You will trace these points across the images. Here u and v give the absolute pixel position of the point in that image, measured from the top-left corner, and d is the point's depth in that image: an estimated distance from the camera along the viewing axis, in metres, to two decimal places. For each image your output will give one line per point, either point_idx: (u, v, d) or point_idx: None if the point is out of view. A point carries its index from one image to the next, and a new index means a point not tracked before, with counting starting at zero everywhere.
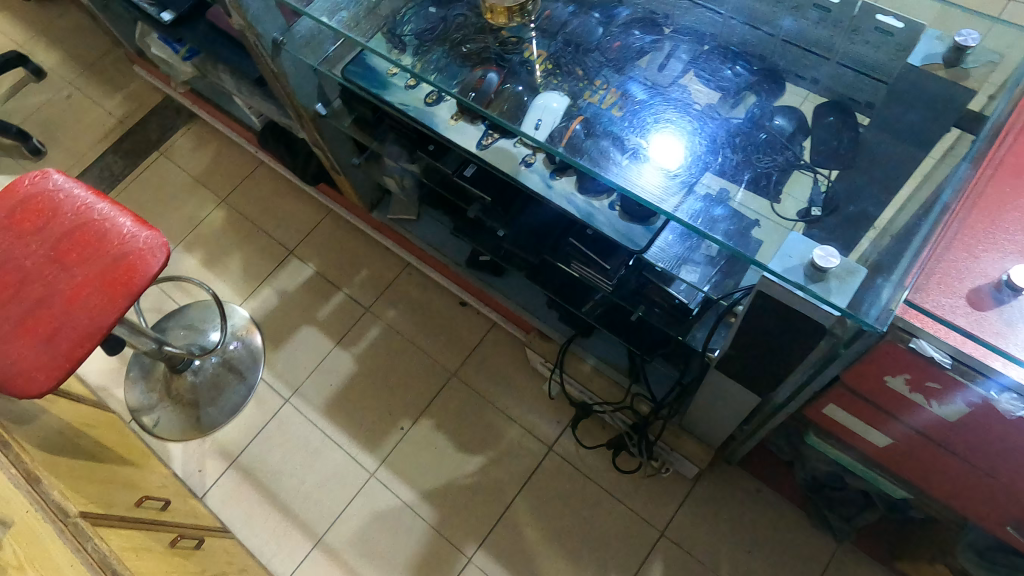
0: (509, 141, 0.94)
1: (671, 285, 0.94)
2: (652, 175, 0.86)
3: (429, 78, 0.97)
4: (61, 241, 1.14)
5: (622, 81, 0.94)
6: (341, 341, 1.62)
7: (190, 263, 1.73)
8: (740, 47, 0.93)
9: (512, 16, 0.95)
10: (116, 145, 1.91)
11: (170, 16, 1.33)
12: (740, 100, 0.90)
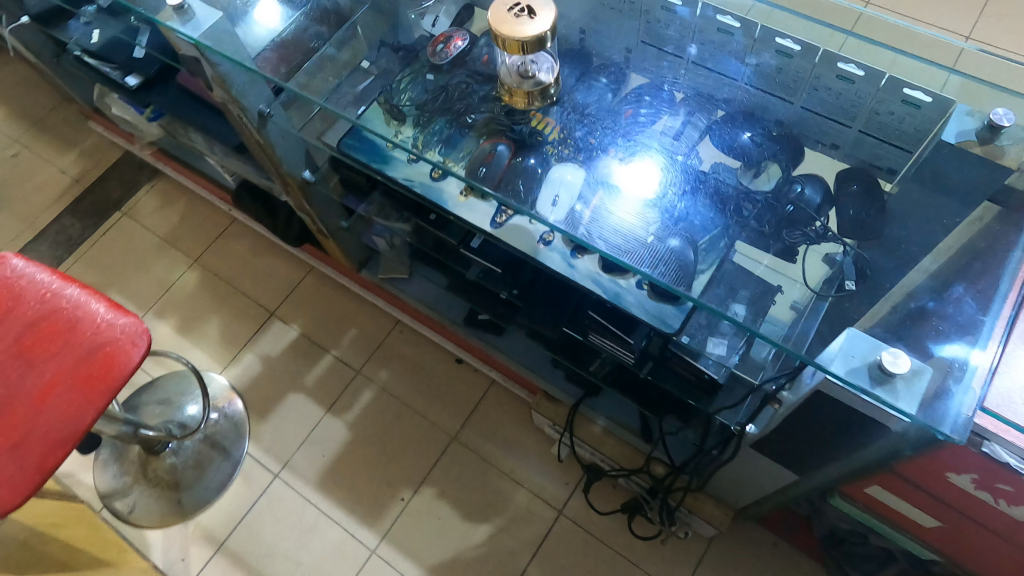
0: (524, 218, 0.88)
1: (700, 361, 0.86)
2: (630, 208, 0.86)
3: (433, 153, 0.92)
4: (25, 334, 1.03)
5: (636, 151, 0.89)
6: (332, 407, 1.53)
7: (162, 330, 1.62)
8: (759, 113, 0.90)
9: (532, 99, 0.90)
10: (73, 205, 1.80)
11: (136, 80, 1.27)
12: (763, 171, 0.86)
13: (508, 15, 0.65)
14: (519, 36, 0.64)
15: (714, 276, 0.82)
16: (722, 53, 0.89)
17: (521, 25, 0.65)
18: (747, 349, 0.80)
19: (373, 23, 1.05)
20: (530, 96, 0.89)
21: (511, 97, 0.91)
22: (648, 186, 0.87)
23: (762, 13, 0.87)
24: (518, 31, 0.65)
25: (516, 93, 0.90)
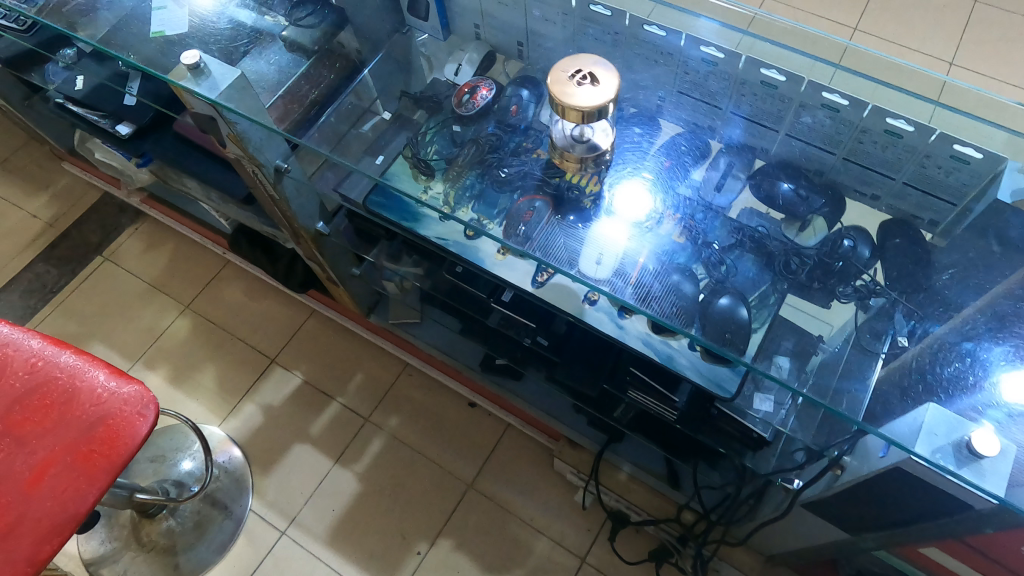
0: (569, 276, 0.84)
1: (749, 418, 0.84)
2: (622, 232, 0.85)
3: (466, 210, 0.88)
4: (13, 410, 0.95)
5: (677, 204, 0.86)
6: (341, 458, 1.46)
7: (152, 381, 1.56)
8: (803, 164, 0.87)
9: (584, 164, 0.84)
10: (48, 252, 1.76)
11: (128, 129, 1.20)
12: (809, 224, 0.85)
13: (566, 79, 0.62)
14: (569, 103, 0.61)
15: (767, 335, 0.79)
16: (762, 106, 0.83)
17: (575, 91, 0.62)
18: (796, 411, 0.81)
19: (386, 72, 1.06)
20: (582, 163, 0.84)
21: (562, 161, 0.85)
22: (641, 209, 0.86)
23: (810, 67, 0.79)
24: (570, 97, 0.61)
25: (568, 159, 0.84)
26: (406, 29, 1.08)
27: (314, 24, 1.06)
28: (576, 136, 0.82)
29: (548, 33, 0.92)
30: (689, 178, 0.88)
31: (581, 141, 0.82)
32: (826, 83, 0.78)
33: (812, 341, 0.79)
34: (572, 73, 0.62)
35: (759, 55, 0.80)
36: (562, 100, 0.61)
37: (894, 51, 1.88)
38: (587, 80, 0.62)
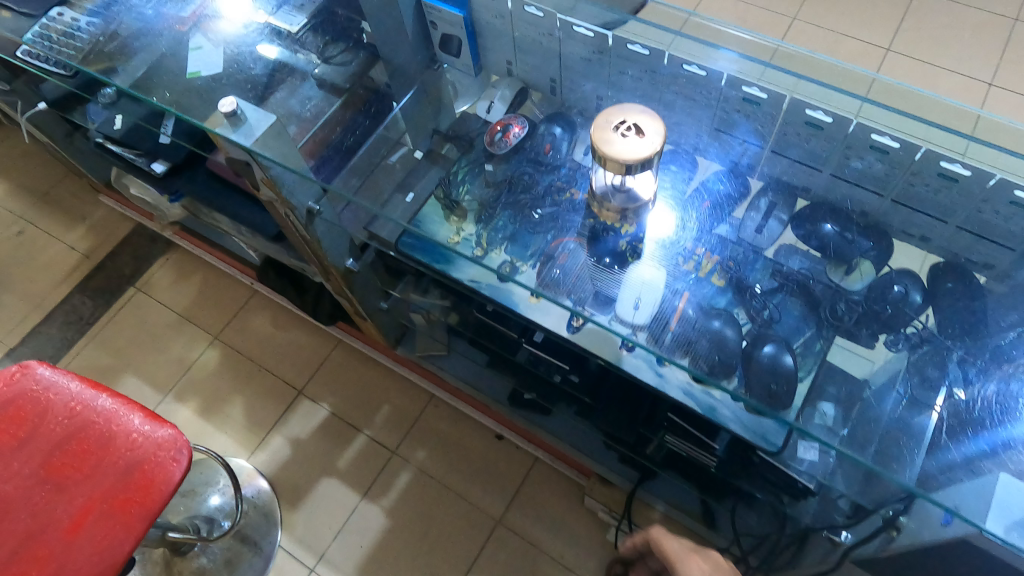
0: (604, 319, 0.81)
1: (794, 469, 0.80)
2: (645, 252, 0.83)
3: (501, 251, 0.86)
4: (53, 455, 0.96)
5: (716, 244, 0.84)
6: (368, 493, 1.44)
7: (184, 414, 1.57)
8: (844, 204, 0.84)
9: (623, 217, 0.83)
10: (84, 283, 1.80)
11: (162, 166, 1.22)
12: (855, 267, 0.81)
13: (610, 128, 0.60)
14: (606, 149, 0.58)
15: (811, 388, 0.77)
16: (805, 146, 0.81)
17: (617, 141, 0.59)
18: (839, 468, 0.76)
19: (419, 106, 1.05)
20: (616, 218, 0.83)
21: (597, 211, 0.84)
22: (664, 230, 0.84)
23: (856, 105, 0.76)
24: (608, 143, 0.59)
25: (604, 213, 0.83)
26: (437, 65, 1.07)
27: (347, 61, 1.08)
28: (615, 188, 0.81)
29: (582, 68, 0.90)
30: (714, 211, 0.86)
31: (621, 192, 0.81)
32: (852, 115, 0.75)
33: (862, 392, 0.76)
34: (615, 122, 0.60)
35: (804, 95, 0.77)
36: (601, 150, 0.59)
37: (929, 71, 1.84)
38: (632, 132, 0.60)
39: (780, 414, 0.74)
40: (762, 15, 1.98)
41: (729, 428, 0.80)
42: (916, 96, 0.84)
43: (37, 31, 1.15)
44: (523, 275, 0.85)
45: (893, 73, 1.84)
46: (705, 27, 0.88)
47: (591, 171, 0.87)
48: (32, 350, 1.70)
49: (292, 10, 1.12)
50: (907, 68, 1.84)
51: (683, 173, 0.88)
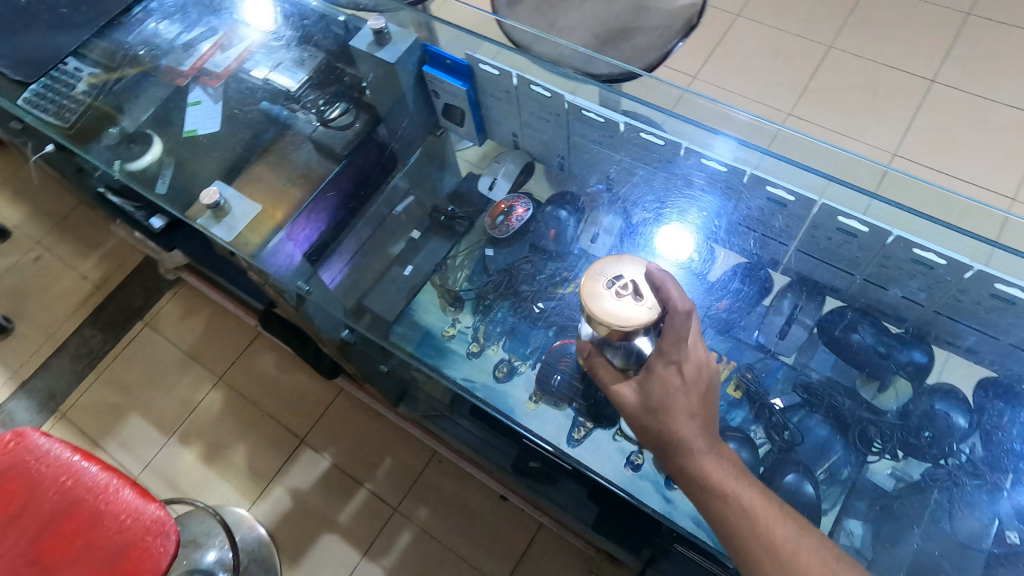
0: (607, 432, 0.75)
1: None
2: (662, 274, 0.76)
3: (499, 347, 0.82)
4: (43, 534, 0.93)
5: (736, 348, 0.77)
6: (369, 551, 1.40)
7: (186, 458, 1.55)
8: (879, 309, 0.76)
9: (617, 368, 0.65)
10: (95, 315, 1.78)
11: (160, 223, 1.17)
12: (889, 384, 0.73)
13: (609, 280, 0.63)
14: (593, 306, 0.61)
15: (837, 515, 0.69)
16: (838, 251, 0.73)
17: (610, 297, 0.62)
18: None
19: (418, 167, 1.04)
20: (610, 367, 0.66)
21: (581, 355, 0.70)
22: (682, 256, 0.78)
23: (862, 202, 0.70)
24: (597, 298, 0.62)
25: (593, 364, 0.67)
26: (439, 130, 1.05)
27: (348, 125, 1.01)
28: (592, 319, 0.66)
29: (592, 151, 0.86)
30: (722, 285, 0.78)
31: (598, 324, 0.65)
32: (859, 213, 0.69)
33: (907, 518, 0.68)
34: (611, 278, 0.63)
35: (835, 200, 0.70)
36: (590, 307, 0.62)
37: (980, 104, 1.70)
38: (627, 292, 0.61)
39: None
40: (794, 45, 1.87)
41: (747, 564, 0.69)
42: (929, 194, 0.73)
43: (39, 88, 1.03)
44: (521, 376, 0.80)
45: (939, 108, 1.72)
46: (700, 106, 0.80)
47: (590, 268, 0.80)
48: (44, 382, 1.69)
49: (293, 66, 1.06)
50: (955, 103, 1.72)
51: (699, 258, 0.78)
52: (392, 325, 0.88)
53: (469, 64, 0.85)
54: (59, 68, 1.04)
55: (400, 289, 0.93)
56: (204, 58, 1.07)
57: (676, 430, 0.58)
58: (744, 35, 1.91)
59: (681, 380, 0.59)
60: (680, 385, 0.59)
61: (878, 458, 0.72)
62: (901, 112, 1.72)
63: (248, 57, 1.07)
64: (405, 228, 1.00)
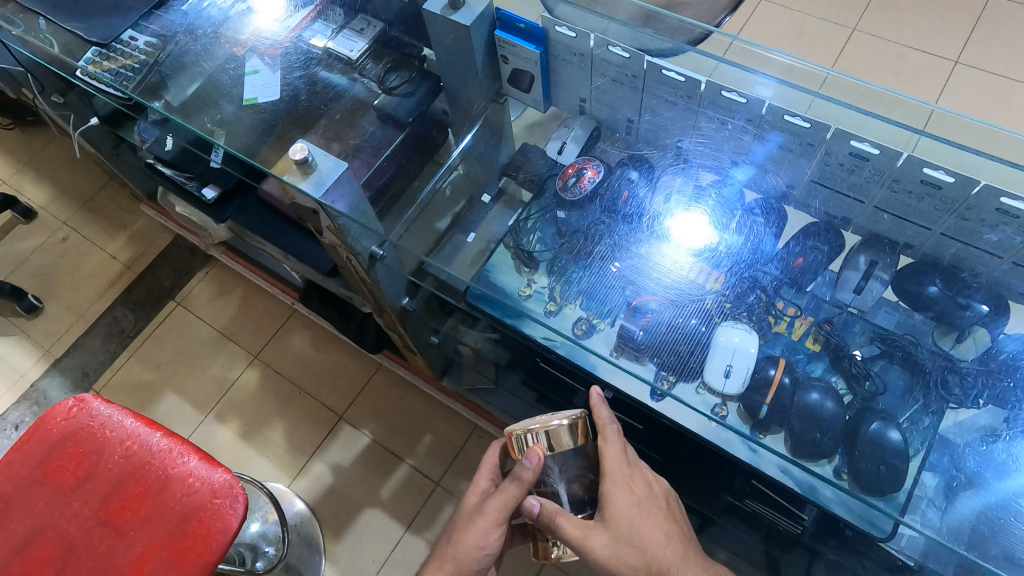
0: (690, 386, 0.78)
1: (912, 514, 0.69)
2: (679, 257, 0.83)
3: (578, 306, 0.85)
4: (111, 497, 0.86)
5: (810, 303, 0.81)
6: (412, 524, 1.41)
7: (224, 435, 1.55)
8: (951, 263, 0.77)
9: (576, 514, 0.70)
10: (125, 295, 1.73)
11: (213, 192, 1.19)
12: (969, 335, 0.75)
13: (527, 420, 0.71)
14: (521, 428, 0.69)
15: (921, 461, 0.71)
16: (917, 206, 0.73)
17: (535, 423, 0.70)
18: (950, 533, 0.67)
19: (479, 137, 1.00)
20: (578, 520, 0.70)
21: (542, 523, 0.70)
22: (708, 240, 0.83)
23: (911, 140, 0.72)
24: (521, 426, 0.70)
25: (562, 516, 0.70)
26: (502, 98, 1.00)
27: (409, 93, 1.01)
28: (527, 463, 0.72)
29: (667, 112, 0.86)
30: (800, 244, 0.81)
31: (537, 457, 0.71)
32: (907, 149, 0.71)
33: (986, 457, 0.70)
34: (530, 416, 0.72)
35: (922, 153, 0.70)
36: (531, 427, 0.68)
37: (1005, 85, 1.66)
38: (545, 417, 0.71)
39: (888, 496, 0.69)
40: (820, 25, 1.81)
41: (830, 507, 0.77)
42: (981, 130, 0.77)
43: (95, 56, 1.00)
44: (602, 333, 0.83)
45: (964, 88, 1.67)
46: (750, 52, 0.86)
47: (655, 231, 0.85)
48: (75, 362, 1.65)
49: (352, 35, 1.03)
50: (978, 85, 1.67)
51: (766, 219, 0.84)
52: (470, 285, 0.92)
53: (545, 28, 0.84)
54: (118, 39, 1.01)
55: (471, 251, 0.93)
56: (259, 30, 1.05)
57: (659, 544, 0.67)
58: (769, 19, 1.85)
59: (637, 500, 0.69)
60: (635, 503, 0.68)
61: (952, 406, 0.73)
62: (923, 95, 1.67)
63: (305, 28, 1.04)
64: (448, 206, 0.98)
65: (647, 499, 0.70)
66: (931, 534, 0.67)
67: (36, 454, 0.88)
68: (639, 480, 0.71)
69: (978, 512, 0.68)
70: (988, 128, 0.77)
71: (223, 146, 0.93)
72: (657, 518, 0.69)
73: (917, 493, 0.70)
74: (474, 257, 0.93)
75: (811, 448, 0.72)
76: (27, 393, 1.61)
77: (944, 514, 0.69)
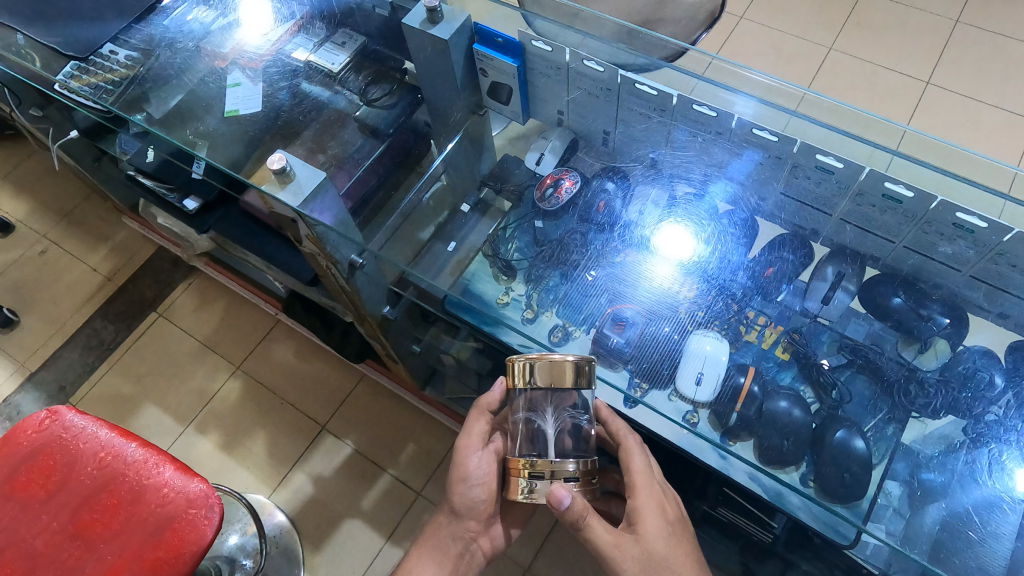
0: (663, 393, 0.79)
1: (871, 520, 0.70)
2: (657, 268, 0.85)
3: (553, 314, 0.86)
4: (83, 509, 0.85)
5: (779, 310, 0.82)
6: (392, 535, 1.40)
7: (204, 447, 1.54)
8: (911, 274, 0.79)
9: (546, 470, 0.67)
10: (105, 307, 1.72)
11: (195, 204, 1.19)
12: (929, 345, 0.77)
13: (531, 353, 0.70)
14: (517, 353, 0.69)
15: (883, 471, 0.72)
16: (879, 218, 0.75)
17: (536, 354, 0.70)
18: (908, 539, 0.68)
19: (458, 150, 1.02)
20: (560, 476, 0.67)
21: (517, 462, 0.68)
22: (685, 249, 0.85)
23: (884, 159, 0.73)
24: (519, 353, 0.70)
25: (541, 460, 0.67)
26: (483, 110, 1.02)
27: (391, 104, 1.02)
28: (526, 396, 0.73)
29: (642, 125, 0.88)
30: (768, 254, 0.83)
31: (533, 390, 0.72)
32: (884, 169, 0.73)
33: (949, 466, 0.71)
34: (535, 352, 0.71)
35: (886, 168, 0.72)
36: (529, 355, 0.68)
37: (972, 106, 1.71)
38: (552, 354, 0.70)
39: (851, 503, 0.71)
40: (797, 44, 1.86)
41: (798, 515, 0.78)
42: (948, 151, 0.80)
43: (75, 69, 1.00)
44: (577, 339, 0.84)
45: (935, 108, 1.72)
46: (728, 70, 0.87)
47: (632, 242, 0.87)
48: (53, 375, 1.63)
49: (334, 48, 1.04)
50: (948, 105, 1.71)
51: (737, 229, 0.85)
52: (448, 294, 0.92)
53: (522, 42, 0.86)
54: (97, 52, 1.01)
55: (452, 260, 0.95)
56: (241, 44, 1.06)
57: (635, 550, 0.68)
58: (748, 36, 1.89)
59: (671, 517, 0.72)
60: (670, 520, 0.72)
61: (915, 419, 0.75)
62: (896, 113, 1.71)
63: (286, 41, 1.05)
64: (430, 215, 1.00)
65: (678, 524, 0.72)
66: (890, 538, 0.68)
67: (6, 467, 0.87)
68: (670, 503, 0.74)
69: (939, 516, 0.69)
70: (956, 149, 0.79)
71: (205, 158, 0.94)
72: (686, 543, 0.71)
73: (881, 502, 0.71)
74: (453, 267, 0.94)
75: (781, 455, 0.74)
76: (2, 406, 1.59)
77: (908, 522, 0.70)
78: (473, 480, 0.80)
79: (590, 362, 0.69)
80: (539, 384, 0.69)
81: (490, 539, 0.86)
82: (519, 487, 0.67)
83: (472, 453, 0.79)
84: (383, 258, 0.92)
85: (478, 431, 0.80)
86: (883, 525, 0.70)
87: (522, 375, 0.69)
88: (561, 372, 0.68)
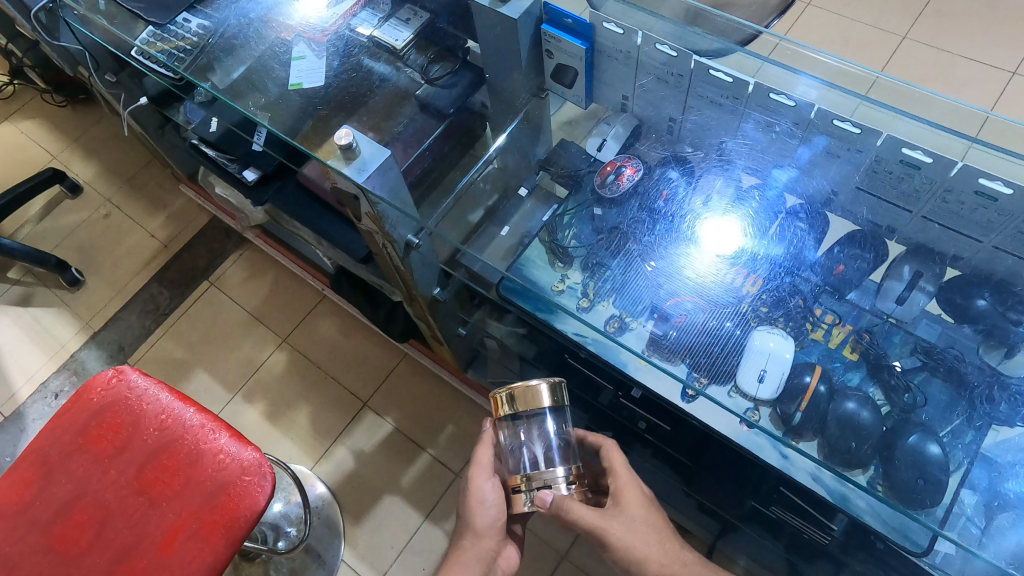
0: (723, 389, 0.77)
1: (945, 521, 0.68)
2: (717, 261, 0.82)
3: (610, 304, 0.85)
4: (145, 468, 0.88)
5: (849, 311, 0.79)
6: (431, 514, 1.42)
7: (251, 415, 1.57)
8: (999, 278, 0.75)
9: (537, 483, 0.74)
10: (162, 273, 1.77)
11: (254, 174, 1.21)
12: (1019, 350, 0.73)
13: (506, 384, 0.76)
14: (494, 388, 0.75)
15: (959, 478, 0.69)
16: (967, 216, 0.71)
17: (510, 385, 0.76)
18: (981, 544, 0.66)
19: (516, 133, 1.00)
20: (551, 483, 0.74)
21: (516, 479, 0.75)
22: (748, 244, 0.83)
23: (964, 148, 0.70)
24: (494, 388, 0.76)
25: (534, 474, 0.74)
26: (544, 92, 0.98)
27: (451, 83, 1.01)
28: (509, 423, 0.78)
29: (711, 113, 0.85)
30: (845, 251, 0.80)
31: (515, 419, 0.78)
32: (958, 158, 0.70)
33: None
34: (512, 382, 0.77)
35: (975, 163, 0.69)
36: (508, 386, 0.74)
37: None
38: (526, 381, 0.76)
39: (924, 509, 0.68)
40: (869, 32, 1.77)
41: (864, 518, 0.77)
42: None
43: (149, 36, 1.05)
44: (634, 331, 0.82)
45: (1016, 102, 1.62)
46: (800, 55, 0.84)
47: (694, 233, 0.85)
48: (113, 336, 1.69)
49: (398, 25, 1.02)
50: None
51: (808, 223, 0.83)
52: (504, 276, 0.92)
53: (592, 24, 0.83)
54: (173, 20, 1.05)
55: (508, 244, 0.94)
56: (304, 21, 1.06)
57: None
58: (815, 23, 1.82)
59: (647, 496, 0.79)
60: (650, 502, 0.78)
61: (1003, 427, 0.71)
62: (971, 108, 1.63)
63: (353, 15, 1.04)
64: (485, 198, 0.99)
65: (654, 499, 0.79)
66: (964, 541, 0.67)
67: (75, 422, 0.90)
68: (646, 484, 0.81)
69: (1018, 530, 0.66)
70: None
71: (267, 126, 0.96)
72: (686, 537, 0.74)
73: (955, 510, 0.68)
74: (508, 253, 0.94)
75: (847, 457, 0.72)
76: (68, 362, 1.66)
77: (984, 532, 0.67)
78: (490, 501, 0.78)
79: (559, 383, 0.76)
80: (522, 408, 0.75)
81: (503, 560, 0.82)
82: (522, 502, 0.75)
83: (482, 480, 0.79)
84: (438, 237, 0.93)
85: (483, 461, 0.80)
86: (958, 526, 0.68)
87: (504, 406, 0.75)
88: (537, 396, 0.74)
